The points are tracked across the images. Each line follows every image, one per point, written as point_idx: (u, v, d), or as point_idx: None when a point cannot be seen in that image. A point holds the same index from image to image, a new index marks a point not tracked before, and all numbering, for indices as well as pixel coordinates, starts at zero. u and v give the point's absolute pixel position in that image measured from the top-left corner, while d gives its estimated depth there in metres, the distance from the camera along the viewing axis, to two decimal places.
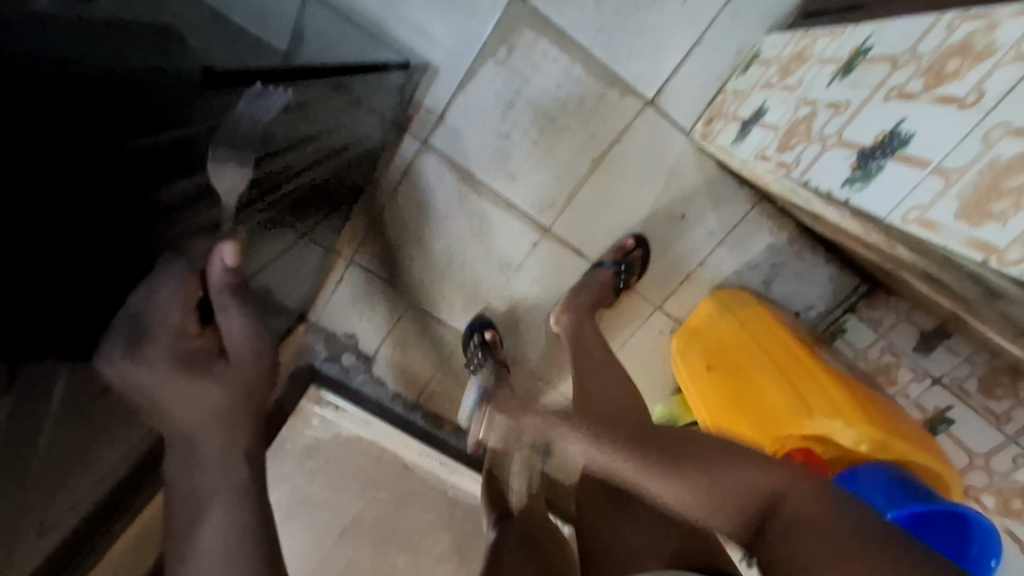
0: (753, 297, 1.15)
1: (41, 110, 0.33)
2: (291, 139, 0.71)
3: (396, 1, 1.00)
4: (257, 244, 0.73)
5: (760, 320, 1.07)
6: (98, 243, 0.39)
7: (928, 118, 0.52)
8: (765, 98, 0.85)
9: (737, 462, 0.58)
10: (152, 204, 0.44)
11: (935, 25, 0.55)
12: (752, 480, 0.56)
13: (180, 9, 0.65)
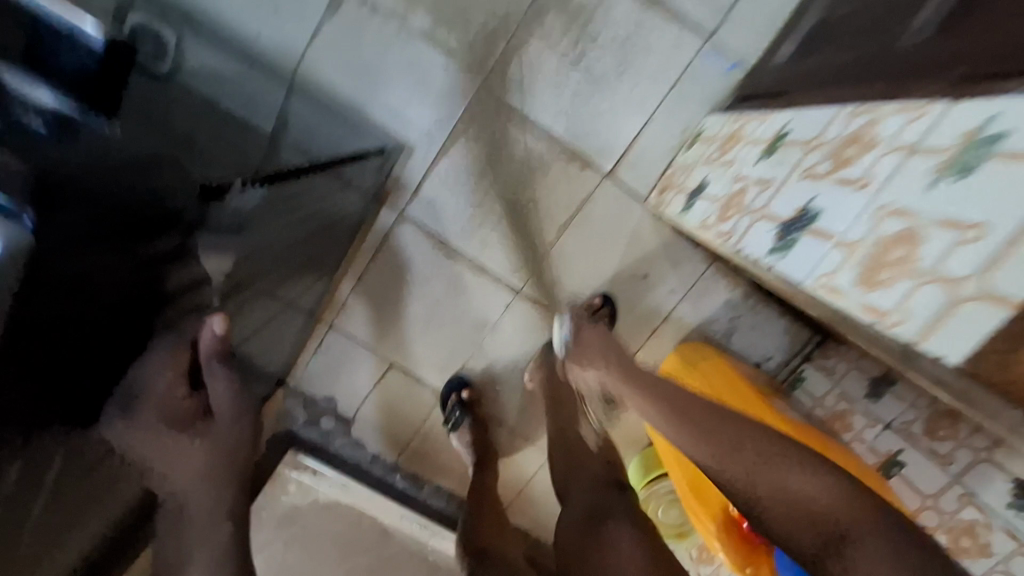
0: (712, 348, 1.22)
1: (79, 210, 0.39)
2: (269, 232, 0.77)
3: (376, 92, 1.11)
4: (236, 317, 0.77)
5: (720, 370, 1.14)
6: (100, 327, 0.43)
7: (833, 198, 0.61)
8: (706, 173, 0.96)
9: (819, 483, 0.64)
10: (149, 293, 0.49)
11: (838, 121, 0.67)
12: (829, 510, 0.63)
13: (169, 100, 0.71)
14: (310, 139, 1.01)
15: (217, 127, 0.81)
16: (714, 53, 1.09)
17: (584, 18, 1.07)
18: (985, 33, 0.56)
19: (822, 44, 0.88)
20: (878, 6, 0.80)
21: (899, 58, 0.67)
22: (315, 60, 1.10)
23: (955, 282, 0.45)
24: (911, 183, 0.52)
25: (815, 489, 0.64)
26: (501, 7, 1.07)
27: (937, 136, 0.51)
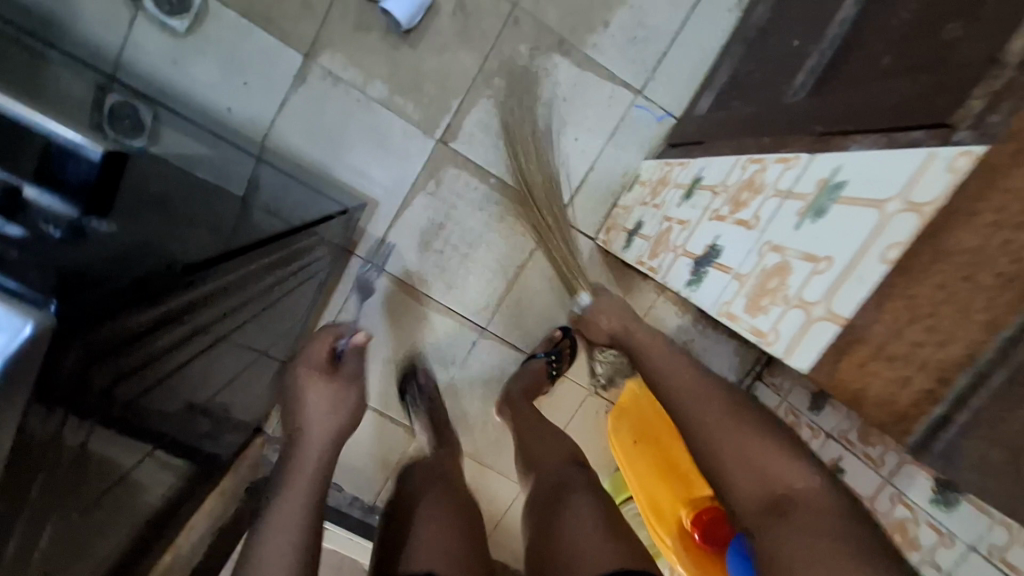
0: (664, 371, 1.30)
1: (109, 288, 0.48)
2: (241, 295, 0.85)
3: (341, 154, 1.22)
4: (210, 366, 0.84)
5: None
6: (102, 381, 0.52)
7: (732, 237, 0.70)
8: (642, 214, 1.07)
9: (791, 465, 0.68)
10: (136, 356, 0.57)
11: (736, 170, 0.79)
12: (786, 479, 0.68)
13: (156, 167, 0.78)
14: (277, 202, 1.10)
15: (197, 193, 0.88)
16: (645, 106, 1.21)
17: (527, 81, 1.19)
18: (841, 96, 0.68)
19: (732, 98, 1.01)
20: (773, 67, 0.93)
21: (784, 114, 0.79)
22: (283, 128, 1.20)
23: (810, 306, 0.51)
24: (785, 223, 0.62)
25: (792, 474, 0.68)
26: (451, 74, 1.19)
27: (803, 183, 0.62)
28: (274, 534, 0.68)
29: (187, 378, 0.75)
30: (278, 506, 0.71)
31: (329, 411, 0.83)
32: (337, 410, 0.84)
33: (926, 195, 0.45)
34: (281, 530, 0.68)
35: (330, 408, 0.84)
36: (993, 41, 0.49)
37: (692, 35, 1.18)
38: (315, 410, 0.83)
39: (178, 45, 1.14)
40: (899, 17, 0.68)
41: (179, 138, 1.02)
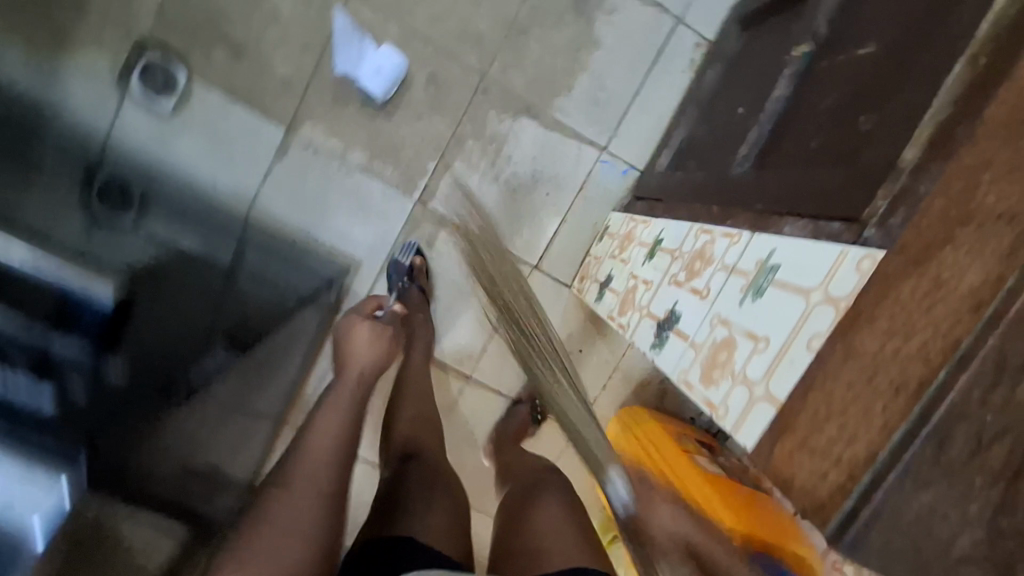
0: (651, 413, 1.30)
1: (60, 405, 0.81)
2: (203, 358, 1.10)
3: (322, 218, 1.26)
4: (180, 428, 1.05)
5: (658, 433, 1.20)
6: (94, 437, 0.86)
7: (688, 305, 0.77)
8: (611, 267, 1.13)
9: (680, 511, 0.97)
10: (106, 418, 0.89)
11: (690, 238, 0.86)
12: (683, 534, 0.90)
13: (128, 249, 1.05)
14: (258, 278, 1.21)
15: (185, 275, 1.11)
16: (611, 161, 1.29)
17: (498, 143, 1.26)
18: (779, 175, 0.75)
19: (689, 159, 1.10)
20: (723, 133, 1.01)
21: (733, 184, 0.86)
22: (266, 196, 1.24)
23: (752, 384, 0.57)
24: (731, 298, 0.68)
25: (682, 528, 0.91)
26: (426, 140, 1.25)
27: (745, 260, 0.69)
28: (317, 439, 0.84)
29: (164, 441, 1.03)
30: (313, 434, 0.85)
31: (367, 346, 0.98)
32: (375, 346, 0.99)
33: (840, 292, 0.52)
34: (314, 456, 0.82)
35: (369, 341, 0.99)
36: (892, 146, 0.56)
37: (651, 95, 1.27)
38: (359, 346, 0.99)
39: (167, 125, 1.19)
40: (825, 104, 0.76)
41: (163, 214, 1.15)
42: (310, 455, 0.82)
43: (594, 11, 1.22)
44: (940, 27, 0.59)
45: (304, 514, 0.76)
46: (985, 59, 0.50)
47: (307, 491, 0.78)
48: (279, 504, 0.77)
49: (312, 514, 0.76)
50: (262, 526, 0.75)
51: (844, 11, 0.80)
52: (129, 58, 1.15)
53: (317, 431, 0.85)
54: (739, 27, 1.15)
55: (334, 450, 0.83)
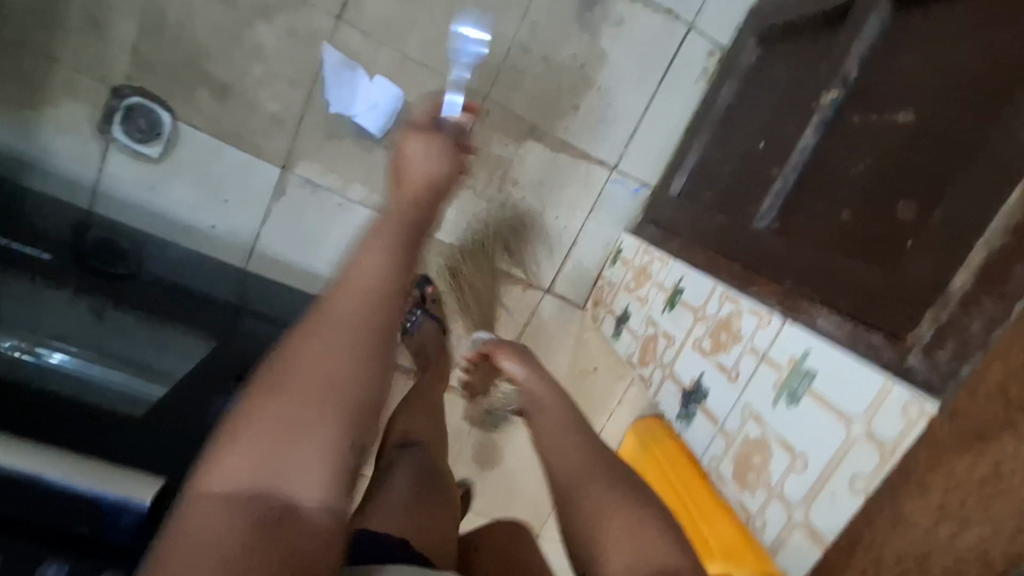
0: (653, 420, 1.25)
1: None
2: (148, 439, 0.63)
3: (327, 257, 1.23)
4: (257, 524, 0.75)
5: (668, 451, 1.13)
6: None
7: (715, 381, 0.76)
8: (628, 302, 1.11)
9: None
10: None
11: (714, 299, 0.84)
12: None
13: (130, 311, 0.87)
14: (267, 316, 0.99)
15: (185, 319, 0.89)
16: (621, 180, 1.24)
17: (505, 168, 1.20)
18: (808, 250, 0.73)
19: (708, 188, 1.06)
20: (743, 170, 0.97)
21: (757, 242, 0.83)
22: (267, 239, 1.20)
23: (791, 504, 0.59)
24: (762, 392, 0.68)
25: None
26: None
27: (777, 350, 0.68)
28: (363, 251, 0.56)
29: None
30: (358, 255, 0.56)
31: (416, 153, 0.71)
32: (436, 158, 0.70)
33: (885, 434, 0.52)
34: (376, 260, 0.56)
35: (432, 152, 0.70)
36: (935, 263, 0.54)
37: (662, 108, 1.20)
38: (414, 156, 0.70)
39: (155, 170, 1.13)
40: (857, 171, 0.72)
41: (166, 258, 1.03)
42: (357, 274, 0.55)
43: (600, 22, 1.14)
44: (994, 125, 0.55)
45: (358, 345, 0.52)
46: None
47: (364, 298, 0.54)
48: (324, 316, 0.53)
49: (357, 345, 0.52)
50: (300, 334, 0.53)
51: (880, 63, 0.75)
52: (108, 104, 1.08)
53: (374, 241, 0.58)
54: (756, 39, 1.08)
55: (387, 265, 0.56)
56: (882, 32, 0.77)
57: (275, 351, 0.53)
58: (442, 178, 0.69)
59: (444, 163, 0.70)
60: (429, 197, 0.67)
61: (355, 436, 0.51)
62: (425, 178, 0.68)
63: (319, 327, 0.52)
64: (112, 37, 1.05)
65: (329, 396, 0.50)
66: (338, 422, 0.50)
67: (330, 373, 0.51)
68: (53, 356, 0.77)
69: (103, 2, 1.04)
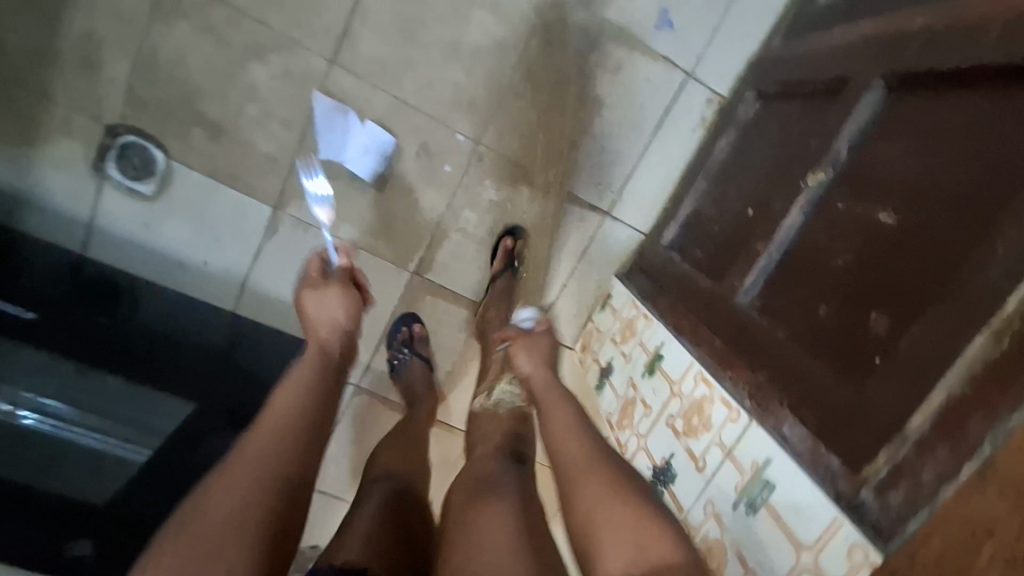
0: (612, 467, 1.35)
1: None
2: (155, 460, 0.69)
3: None
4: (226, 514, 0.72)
5: None
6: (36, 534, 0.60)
7: (683, 467, 0.77)
8: (613, 354, 1.09)
9: None
10: None
11: (690, 376, 0.83)
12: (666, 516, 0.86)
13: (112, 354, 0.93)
14: (258, 363, 1.01)
15: (170, 362, 0.96)
16: (615, 225, 1.22)
17: (496, 211, 1.20)
18: (783, 344, 0.72)
19: (698, 246, 1.04)
20: (731, 236, 0.95)
21: (737, 321, 0.82)
22: (257, 274, 1.21)
23: None
24: (725, 492, 0.70)
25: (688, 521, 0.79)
26: (419, 211, 1.19)
27: (743, 451, 0.69)
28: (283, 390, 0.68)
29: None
30: (283, 388, 0.68)
31: (318, 300, 0.80)
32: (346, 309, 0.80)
33: (831, 570, 0.56)
34: (300, 383, 0.69)
35: (334, 309, 0.79)
36: (901, 398, 0.55)
37: (657, 155, 1.18)
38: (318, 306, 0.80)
39: (149, 208, 1.15)
40: (836, 265, 0.70)
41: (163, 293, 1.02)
42: (279, 407, 0.65)
43: (596, 68, 1.12)
44: (965, 257, 0.54)
45: (277, 455, 0.61)
46: (1008, 341, 0.48)
47: (281, 426, 0.63)
48: (248, 442, 0.62)
49: (278, 462, 0.60)
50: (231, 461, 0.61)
51: (866, 148, 0.73)
52: (102, 142, 1.09)
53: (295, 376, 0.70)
54: (755, 94, 1.05)
55: (303, 400, 0.67)
56: (875, 110, 0.73)
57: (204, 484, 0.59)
58: (352, 330, 0.80)
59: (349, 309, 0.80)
60: (347, 350, 0.79)
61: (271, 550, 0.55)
62: (337, 327, 0.78)
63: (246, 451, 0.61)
64: (106, 75, 1.06)
65: (244, 513, 0.56)
66: (254, 538, 0.55)
67: (248, 491, 0.57)
68: (23, 418, 0.92)
69: (98, 43, 1.04)
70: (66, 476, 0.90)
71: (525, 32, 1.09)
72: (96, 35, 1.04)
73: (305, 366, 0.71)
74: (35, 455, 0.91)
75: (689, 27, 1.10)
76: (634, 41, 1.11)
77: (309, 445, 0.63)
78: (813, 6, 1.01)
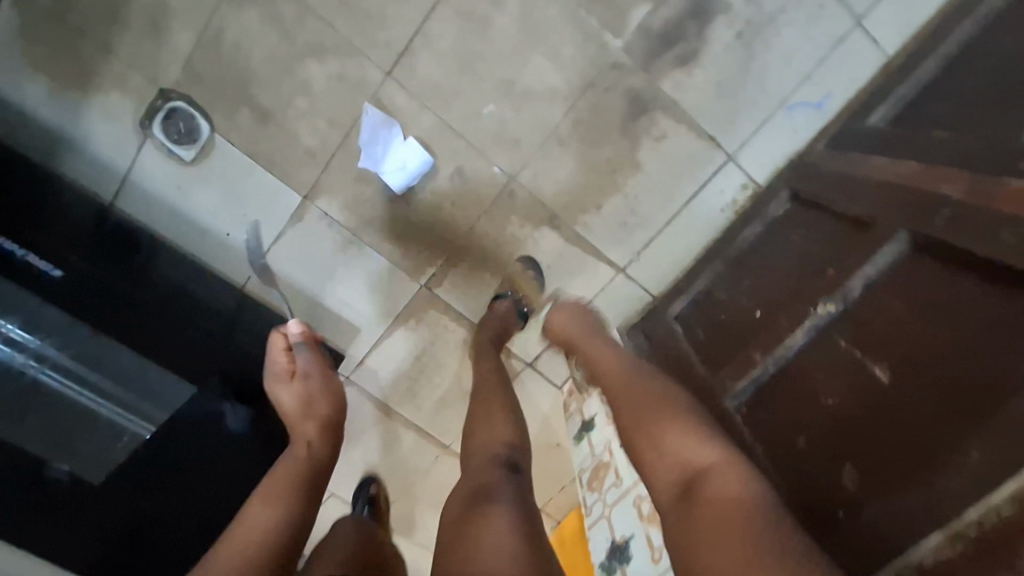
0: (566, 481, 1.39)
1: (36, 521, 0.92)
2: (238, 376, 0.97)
3: (327, 284, 1.25)
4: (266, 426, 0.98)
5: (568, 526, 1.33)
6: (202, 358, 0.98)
7: (640, 550, 0.83)
8: (596, 410, 1.10)
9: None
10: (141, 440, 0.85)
11: None
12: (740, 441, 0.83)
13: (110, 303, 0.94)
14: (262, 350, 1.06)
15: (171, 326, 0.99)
16: (626, 282, 1.25)
17: (515, 245, 1.23)
18: (763, 464, 0.77)
19: (701, 328, 1.07)
20: (734, 332, 0.97)
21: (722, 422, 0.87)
22: (274, 255, 1.23)
23: None
24: None
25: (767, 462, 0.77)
26: (442, 229, 1.22)
27: None
28: (256, 513, 0.82)
29: (184, 556, 1.03)
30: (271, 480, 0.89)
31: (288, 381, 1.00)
32: (310, 398, 0.99)
33: None
34: (291, 467, 0.90)
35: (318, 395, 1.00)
36: (859, 553, 0.61)
37: (681, 225, 1.20)
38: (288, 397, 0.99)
39: (187, 173, 1.17)
40: (823, 403, 0.74)
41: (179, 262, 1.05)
42: (272, 486, 0.87)
43: (641, 133, 1.14)
44: (939, 454, 0.58)
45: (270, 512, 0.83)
46: (962, 546, 0.52)
47: (255, 548, 0.78)
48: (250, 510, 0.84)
49: (267, 515, 0.82)
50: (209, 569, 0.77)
51: (878, 296, 0.75)
52: (153, 103, 1.11)
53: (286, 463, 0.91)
54: (788, 193, 1.07)
55: (273, 523, 0.81)
56: (894, 258, 0.76)
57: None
58: (330, 432, 0.97)
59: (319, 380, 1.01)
60: (326, 460, 0.93)
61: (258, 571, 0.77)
62: (317, 430, 0.95)
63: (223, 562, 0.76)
64: (169, 42, 1.08)
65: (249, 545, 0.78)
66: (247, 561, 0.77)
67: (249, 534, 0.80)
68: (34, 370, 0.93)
69: (167, 11, 1.06)
70: (56, 436, 0.94)
71: (580, 87, 1.11)
72: (167, 4, 1.06)
73: (280, 487, 0.86)
74: (34, 410, 0.93)
75: (739, 112, 1.12)
76: (683, 115, 1.12)
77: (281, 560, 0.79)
78: (859, 125, 1.03)
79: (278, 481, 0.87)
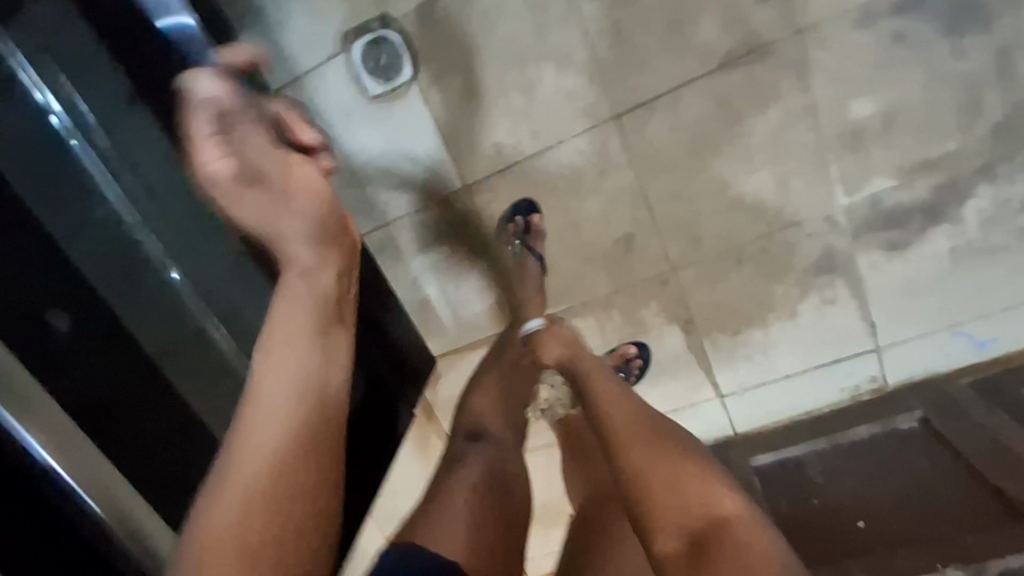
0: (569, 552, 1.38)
1: None
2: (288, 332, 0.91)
3: (439, 275, 1.19)
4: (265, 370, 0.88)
5: None
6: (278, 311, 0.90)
7: None
8: None
9: None
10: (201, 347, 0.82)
11: None
12: None
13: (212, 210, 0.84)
14: None
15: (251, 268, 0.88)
16: (720, 409, 1.24)
17: (639, 329, 1.19)
18: None
19: (787, 501, 1.07)
20: (828, 531, 0.97)
21: None
22: (400, 223, 1.15)
23: None
24: None
25: None
26: (580, 282, 1.16)
27: None
28: (265, 392, 0.59)
29: None
30: (271, 332, 0.63)
31: (249, 186, 0.62)
32: (277, 195, 0.63)
33: None
34: (297, 308, 0.63)
35: (291, 208, 0.64)
36: None
37: (800, 384, 1.19)
38: (251, 205, 0.63)
39: (354, 100, 1.07)
40: None
41: None
42: (277, 346, 0.61)
43: (815, 288, 1.11)
44: None
45: (284, 387, 0.60)
46: None
47: (278, 429, 0.58)
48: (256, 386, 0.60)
49: (284, 391, 0.60)
50: (216, 497, 0.55)
51: None
52: (368, 23, 1.01)
53: (283, 313, 0.63)
54: (920, 413, 1.08)
55: (294, 391, 0.60)
56: None
57: (215, 481, 0.56)
58: (333, 253, 0.67)
59: (284, 172, 0.64)
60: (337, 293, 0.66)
61: (299, 471, 0.57)
62: (316, 254, 0.64)
63: (234, 493, 0.55)
64: None
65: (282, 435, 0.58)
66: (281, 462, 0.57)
67: (269, 423, 0.58)
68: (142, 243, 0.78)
69: None
70: (139, 303, 0.77)
71: (785, 221, 1.07)
72: None
73: (288, 368, 0.60)
74: (113, 269, 0.75)
75: (911, 315, 1.11)
76: (861, 293, 1.10)
77: (324, 447, 0.60)
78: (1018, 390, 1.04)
79: (281, 356, 0.61)
